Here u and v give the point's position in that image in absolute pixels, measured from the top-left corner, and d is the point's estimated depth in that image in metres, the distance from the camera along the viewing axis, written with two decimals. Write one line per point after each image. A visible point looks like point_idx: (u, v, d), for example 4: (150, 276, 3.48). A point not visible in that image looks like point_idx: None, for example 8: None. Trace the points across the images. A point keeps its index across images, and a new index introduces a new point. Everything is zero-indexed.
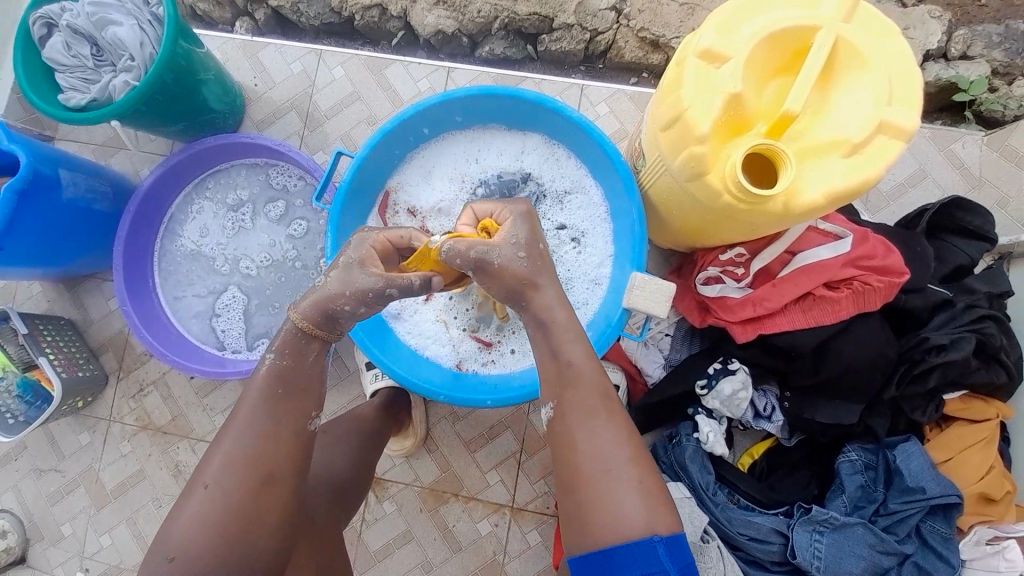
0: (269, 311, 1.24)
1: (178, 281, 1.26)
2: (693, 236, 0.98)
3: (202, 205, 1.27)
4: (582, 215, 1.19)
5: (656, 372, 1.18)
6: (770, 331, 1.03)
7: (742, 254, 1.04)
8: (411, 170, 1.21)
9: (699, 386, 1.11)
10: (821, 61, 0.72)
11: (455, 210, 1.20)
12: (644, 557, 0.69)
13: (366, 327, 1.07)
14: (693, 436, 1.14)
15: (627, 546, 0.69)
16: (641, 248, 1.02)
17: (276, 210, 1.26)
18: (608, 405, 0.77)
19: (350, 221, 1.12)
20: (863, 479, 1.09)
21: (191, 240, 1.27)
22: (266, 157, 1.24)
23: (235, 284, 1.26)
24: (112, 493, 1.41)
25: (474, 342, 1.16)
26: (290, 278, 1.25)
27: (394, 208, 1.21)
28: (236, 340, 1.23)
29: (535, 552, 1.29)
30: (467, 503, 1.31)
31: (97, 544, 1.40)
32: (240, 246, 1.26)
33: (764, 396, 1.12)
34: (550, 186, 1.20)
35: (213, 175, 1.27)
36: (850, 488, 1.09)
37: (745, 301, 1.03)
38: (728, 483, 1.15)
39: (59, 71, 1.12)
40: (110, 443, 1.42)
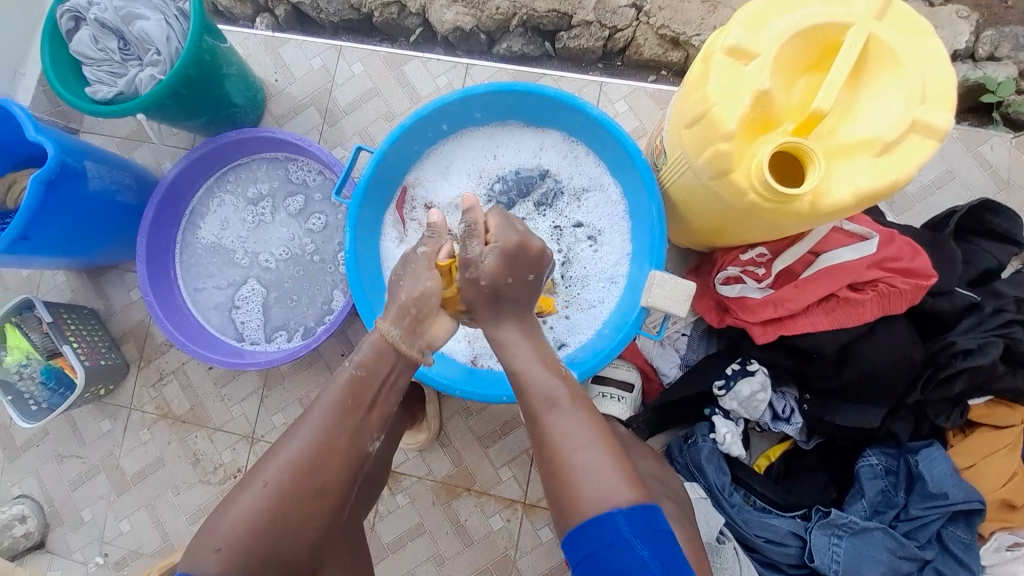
0: (288, 304, 1.25)
1: (199, 273, 1.28)
2: (714, 235, 0.97)
3: (223, 199, 1.29)
4: (600, 212, 1.18)
5: (672, 372, 1.18)
6: (791, 332, 1.01)
7: (763, 254, 1.02)
8: (430, 166, 1.21)
9: (717, 386, 1.10)
10: (852, 59, 0.71)
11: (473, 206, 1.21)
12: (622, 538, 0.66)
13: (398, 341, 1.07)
14: (709, 436, 1.13)
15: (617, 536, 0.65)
16: (660, 247, 1.01)
17: (296, 204, 1.27)
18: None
19: (369, 216, 1.13)
20: (883, 483, 1.07)
21: (212, 232, 1.28)
22: (286, 152, 1.25)
23: (254, 277, 1.27)
24: (131, 481, 1.43)
25: None
26: (308, 272, 1.26)
27: (412, 204, 1.21)
28: (255, 332, 1.25)
29: (546, 548, 1.30)
30: (480, 498, 1.32)
31: (116, 530, 1.42)
32: (259, 239, 1.28)
33: (784, 398, 1.11)
34: (568, 183, 1.20)
35: (234, 168, 1.28)
36: (870, 492, 1.07)
37: (766, 301, 1.02)
38: (745, 485, 1.13)
39: (86, 65, 1.14)
40: (130, 431, 1.44)
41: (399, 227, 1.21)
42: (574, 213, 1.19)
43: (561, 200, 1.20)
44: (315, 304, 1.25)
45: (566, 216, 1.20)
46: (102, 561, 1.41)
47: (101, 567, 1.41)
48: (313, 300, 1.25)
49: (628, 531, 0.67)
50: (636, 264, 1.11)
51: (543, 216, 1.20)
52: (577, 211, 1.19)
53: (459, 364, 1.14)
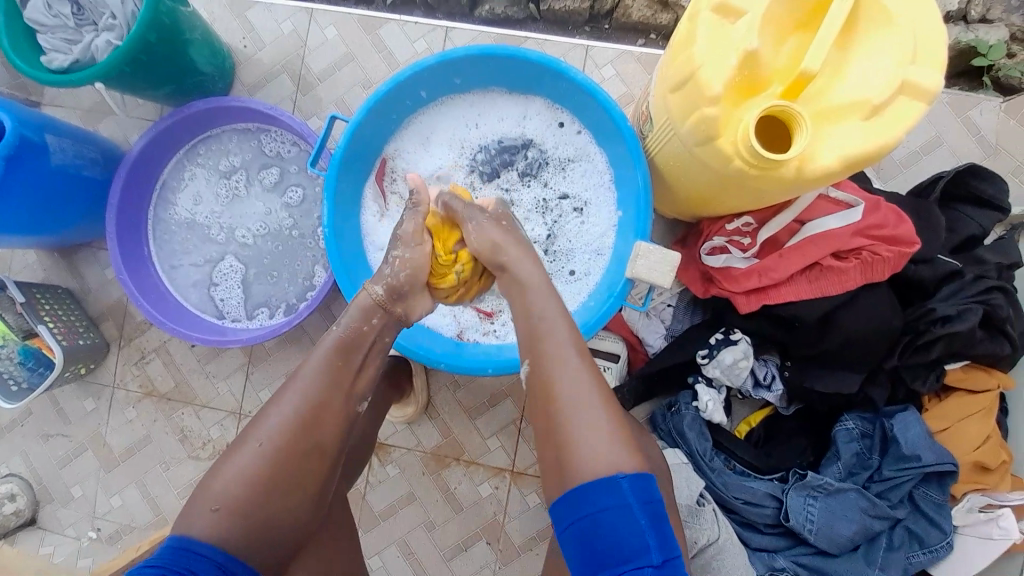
0: (268, 280, 1.22)
1: (174, 250, 1.24)
2: (700, 204, 0.96)
3: (195, 172, 1.24)
4: (585, 183, 1.16)
5: (657, 341, 1.18)
6: (774, 301, 1.02)
7: (748, 224, 1.02)
8: (409, 136, 1.17)
9: (699, 356, 1.11)
10: (843, 16, 0.68)
11: (455, 177, 1.18)
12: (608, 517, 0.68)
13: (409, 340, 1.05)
14: (691, 404, 1.15)
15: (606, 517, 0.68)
16: (645, 217, 0.99)
17: (271, 177, 1.22)
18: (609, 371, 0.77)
19: (347, 188, 1.10)
20: (859, 447, 1.11)
21: (185, 207, 1.24)
22: (258, 122, 1.20)
23: (232, 253, 1.23)
24: (120, 457, 1.43)
25: (474, 312, 1.16)
26: (287, 248, 1.23)
27: (392, 176, 1.18)
28: (235, 309, 1.22)
29: (534, 512, 1.33)
30: (468, 467, 1.34)
31: (107, 505, 1.43)
32: (235, 214, 1.23)
33: (765, 365, 1.12)
34: (552, 153, 1.17)
35: (205, 140, 1.23)
36: (846, 455, 1.10)
37: (750, 271, 1.02)
38: (725, 450, 1.17)
39: (40, 32, 1.06)
40: (115, 409, 1.43)
41: (380, 200, 1.17)
42: (558, 184, 1.17)
43: (546, 170, 1.17)
44: (296, 280, 1.22)
45: (551, 186, 1.17)
46: (95, 537, 1.43)
47: (94, 541, 1.42)
48: (293, 276, 1.22)
49: (631, 496, 0.68)
50: (622, 234, 1.09)
51: (527, 187, 1.17)
52: (562, 181, 1.17)
53: (444, 339, 1.13)
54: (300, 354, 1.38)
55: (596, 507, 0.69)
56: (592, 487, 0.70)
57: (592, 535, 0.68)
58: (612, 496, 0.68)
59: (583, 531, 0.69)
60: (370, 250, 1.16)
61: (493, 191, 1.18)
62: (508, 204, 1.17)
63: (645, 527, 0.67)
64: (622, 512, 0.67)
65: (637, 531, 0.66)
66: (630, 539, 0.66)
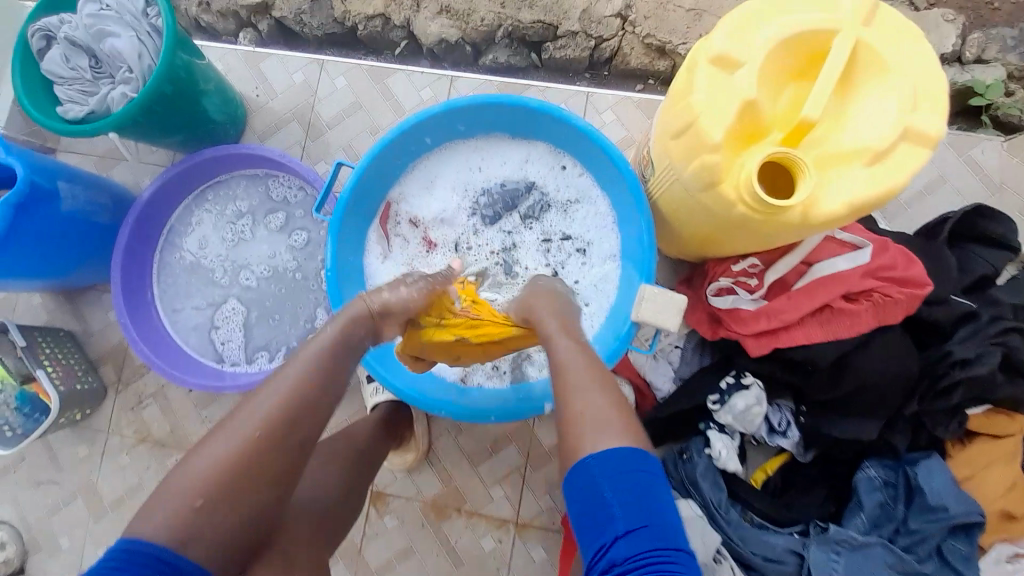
0: (269, 322, 1.20)
1: (177, 293, 1.24)
2: (703, 244, 0.96)
3: (203, 216, 1.25)
4: (587, 226, 1.16)
5: (666, 387, 1.14)
6: (784, 345, 0.99)
7: (755, 265, 1.01)
8: (413, 181, 1.19)
9: (711, 401, 1.07)
10: (840, 67, 0.69)
11: (458, 220, 1.19)
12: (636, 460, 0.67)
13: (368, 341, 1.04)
14: (704, 451, 1.10)
15: (624, 459, 0.67)
16: (650, 260, 0.98)
17: (276, 221, 1.23)
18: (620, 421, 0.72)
19: (352, 231, 1.10)
20: (882, 498, 1.06)
21: (190, 250, 1.25)
22: (266, 168, 1.22)
23: (234, 296, 1.22)
24: (108, 507, 1.38)
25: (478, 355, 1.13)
26: (292, 290, 1.21)
27: (396, 219, 1.19)
28: (236, 352, 1.20)
29: (540, 568, 1.25)
30: (470, 518, 1.27)
31: (92, 559, 1.37)
32: (238, 256, 1.23)
33: (779, 411, 1.09)
34: (555, 197, 1.18)
35: (214, 186, 1.25)
36: (869, 505, 1.05)
37: (759, 313, 1.00)
38: (741, 500, 1.10)
39: (56, 83, 1.11)
40: (106, 456, 1.39)
41: (384, 243, 1.18)
42: (561, 226, 1.17)
43: (548, 213, 1.18)
44: (297, 323, 1.20)
45: (552, 228, 1.17)
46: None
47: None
48: (294, 318, 1.20)
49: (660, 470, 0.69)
50: (628, 276, 1.08)
51: (530, 229, 1.18)
52: (565, 223, 1.17)
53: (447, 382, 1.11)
54: None
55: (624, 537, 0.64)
56: (608, 456, 0.68)
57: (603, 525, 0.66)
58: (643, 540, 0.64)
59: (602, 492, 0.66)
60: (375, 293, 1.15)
61: (496, 233, 1.19)
62: (511, 245, 1.18)
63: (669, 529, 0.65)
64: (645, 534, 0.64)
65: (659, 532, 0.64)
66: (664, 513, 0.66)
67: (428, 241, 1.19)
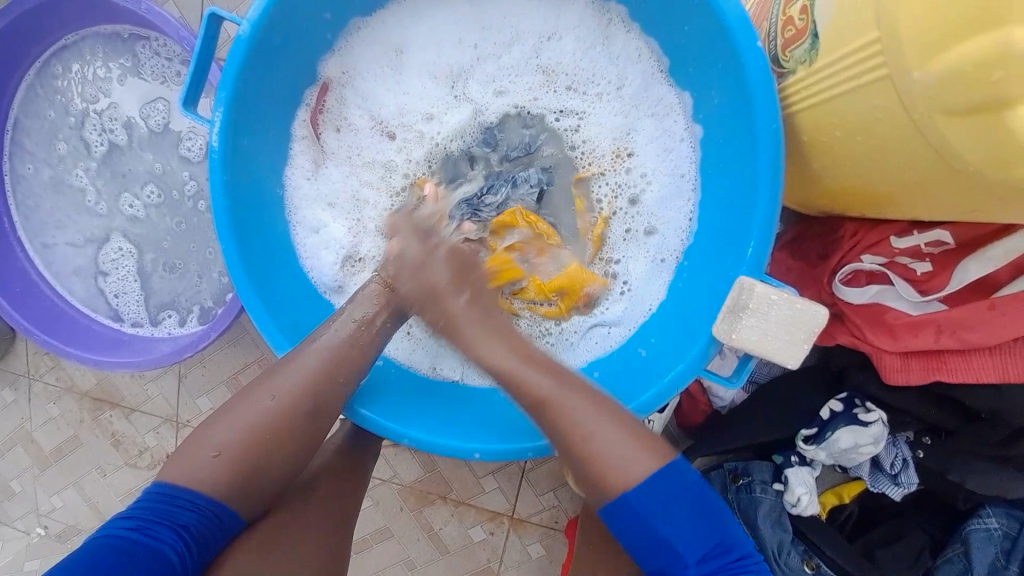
0: (172, 271, 0.86)
1: (45, 220, 0.88)
2: (863, 203, 0.55)
3: (54, 106, 0.85)
4: (641, 129, 0.70)
5: (730, 395, 0.78)
6: (953, 376, 0.61)
7: (941, 245, 0.61)
8: (364, 49, 0.72)
9: (803, 437, 0.73)
10: None
11: (440, 117, 0.74)
12: (665, 498, 0.51)
13: (286, 314, 0.66)
14: (771, 487, 0.77)
15: (661, 474, 0.51)
16: (767, 218, 0.54)
17: (158, 116, 0.83)
18: (648, 552, 0.51)
19: (258, 140, 0.66)
20: (994, 553, 0.71)
21: (47, 157, 0.86)
22: (131, 26, 0.80)
23: (120, 229, 0.86)
24: (53, 456, 1.10)
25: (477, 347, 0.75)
26: (194, 225, 0.85)
27: (331, 117, 0.73)
28: (135, 309, 0.87)
29: (537, 566, 1.01)
30: (457, 508, 1.02)
31: (50, 503, 1.11)
32: (113, 168, 0.85)
33: (894, 446, 0.73)
34: (585, 85, 0.72)
35: (60, 56, 0.84)
36: (980, 568, 0.71)
37: (922, 323, 0.61)
38: (808, 542, 0.77)
39: None
40: (35, 402, 1.09)
41: (316, 152, 0.72)
42: (594, 131, 0.73)
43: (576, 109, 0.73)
44: (210, 273, 0.85)
45: (576, 135, 0.73)
46: (42, 534, 1.11)
47: (43, 539, 1.11)
48: (205, 267, 0.85)
49: (652, 509, 0.51)
50: (712, 234, 0.64)
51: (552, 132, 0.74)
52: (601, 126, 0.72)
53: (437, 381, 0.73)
54: (239, 358, 1.01)
55: (661, 516, 0.51)
56: (654, 483, 0.51)
57: (656, 553, 0.52)
58: (672, 485, 0.51)
59: (641, 534, 0.52)
60: (300, 233, 0.72)
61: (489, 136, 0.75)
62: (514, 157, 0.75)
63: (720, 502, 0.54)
64: (698, 502, 0.52)
65: (718, 515, 0.53)
66: (675, 542, 0.51)
67: (393, 152, 0.74)
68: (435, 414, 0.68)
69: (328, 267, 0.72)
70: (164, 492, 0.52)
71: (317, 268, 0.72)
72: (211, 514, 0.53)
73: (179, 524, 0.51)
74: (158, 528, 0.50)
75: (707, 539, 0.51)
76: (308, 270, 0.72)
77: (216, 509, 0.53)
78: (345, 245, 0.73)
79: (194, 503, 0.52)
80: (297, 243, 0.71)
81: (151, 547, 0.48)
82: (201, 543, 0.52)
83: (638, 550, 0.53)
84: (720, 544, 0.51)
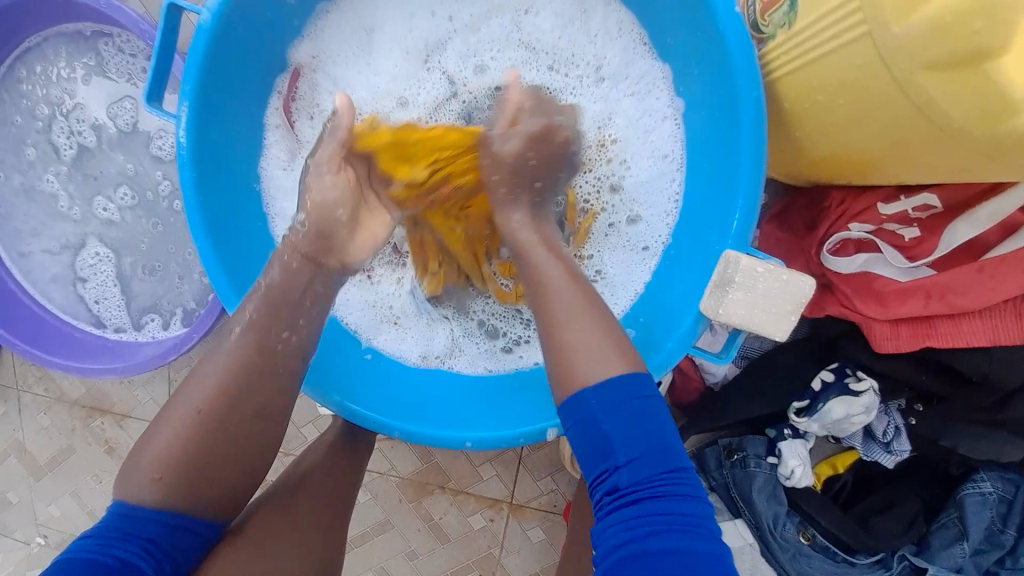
0: (152, 274, 0.84)
1: (19, 228, 0.86)
2: (849, 170, 0.54)
3: (19, 109, 0.83)
4: (626, 103, 0.68)
5: (723, 371, 0.78)
6: (943, 342, 0.61)
7: (928, 208, 0.60)
8: (332, 28, 0.69)
9: (795, 410, 0.73)
10: None
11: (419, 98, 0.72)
12: (614, 402, 0.46)
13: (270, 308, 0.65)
14: (765, 461, 0.77)
15: (618, 379, 0.46)
16: (751, 189, 0.53)
17: (127, 115, 0.81)
18: (589, 446, 0.46)
19: (230, 133, 0.64)
20: (989, 517, 0.72)
21: (15, 162, 0.84)
22: (93, 23, 0.78)
23: (96, 233, 0.84)
24: (47, 466, 1.09)
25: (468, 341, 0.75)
26: (171, 226, 0.83)
27: (304, 103, 0.70)
28: (117, 315, 0.85)
29: (538, 551, 1.02)
30: (456, 497, 1.02)
31: (48, 513, 1.10)
32: (84, 172, 0.83)
33: (887, 414, 0.72)
34: (567, 58, 0.69)
35: (22, 57, 0.81)
36: (976, 531, 0.72)
37: (912, 290, 0.60)
38: (803, 513, 0.77)
39: None
40: (25, 413, 1.08)
41: (290, 141, 0.70)
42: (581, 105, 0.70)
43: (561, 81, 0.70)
44: (190, 274, 0.84)
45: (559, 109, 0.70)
46: (43, 544, 1.11)
47: (45, 548, 1.11)
48: (185, 268, 0.84)
49: (600, 407, 0.46)
50: (698, 210, 0.63)
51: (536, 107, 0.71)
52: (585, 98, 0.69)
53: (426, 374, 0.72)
54: None
55: (605, 412, 0.45)
56: (608, 384, 0.46)
57: (592, 452, 0.46)
58: (623, 389, 0.46)
59: (588, 425, 0.46)
60: (278, 225, 0.70)
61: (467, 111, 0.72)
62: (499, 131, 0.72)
63: (674, 429, 0.47)
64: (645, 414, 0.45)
65: (673, 441, 0.46)
66: (617, 438, 0.45)
67: None
68: (425, 405, 0.67)
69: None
70: (121, 509, 0.48)
71: None
72: (183, 527, 0.50)
73: (146, 539, 0.47)
74: (123, 544, 0.46)
75: (644, 450, 0.44)
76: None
77: (186, 521, 0.50)
78: None
79: (161, 517, 0.48)
80: (275, 235, 0.70)
81: (120, 563, 0.44)
82: (174, 557, 0.48)
83: (588, 456, 0.46)
84: (668, 463, 0.44)
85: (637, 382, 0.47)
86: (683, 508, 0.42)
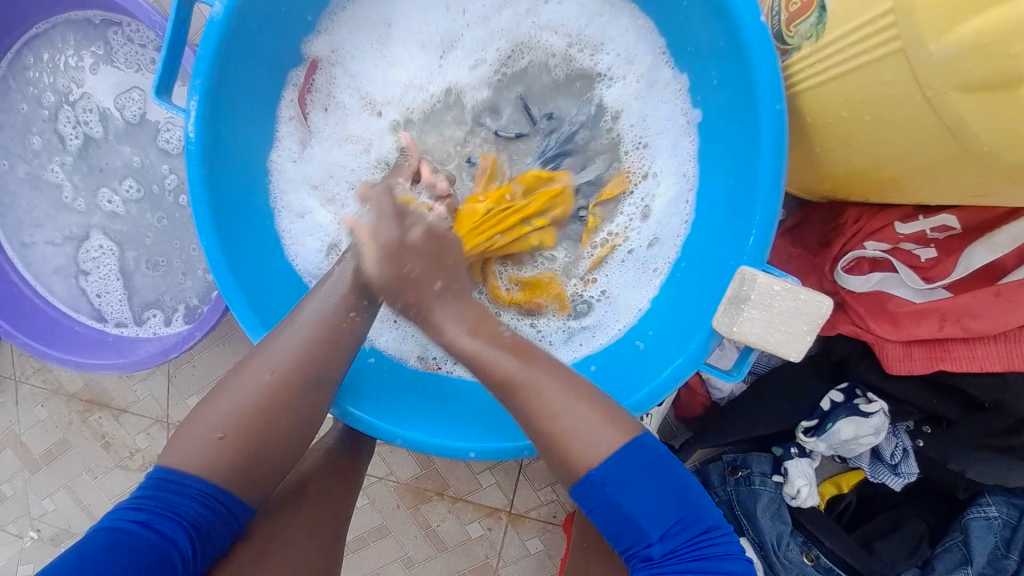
0: (156, 268, 0.83)
1: (24, 218, 0.85)
2: (868, 186, 0.53)
3: (28, 99, 0.82)
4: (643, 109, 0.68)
5: (730, 386, 0.77)
6: (957, 364, 0.60)
7: (946, 229, 0.59)
8: (355, 29, 0.69)
9: (803, 428, 0.73)
10: None
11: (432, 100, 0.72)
12: (619, 482, 0.48)
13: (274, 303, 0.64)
14: (771, 479, 0.76)
15: (626, 450, 0.49)
16: (770, 200, 0.52)
17: (134, 105, 0.80)
18: (614, 525, 0.49)
19: (239, 128, 0.63)
20: (994, 542, 0.71)
21: (21, 152, 0.83)
22: (103, 10, 0.77)
23: (100, 225, 0.83)
24: (42, 459, 1.07)
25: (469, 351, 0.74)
26: (177, 221, 0.82)
27: (320, 99, 0.70)
28: (119, 309, 0.84)
29: (536, 560, 1.00)
30: (454, 504, 1.01)
31: (40, 507, 1.08)
32: (90, 163, 0.82)
33: (894, 436, 0.72)
34: (587, 65, 0.70)
35: (33, 46, 0.81)
36: (980, 556, 0.71)
37: (926, 311, 0.60)
38: (807, 533, 0.76)
39: None
40: (22, 405, 1.07)
41: (303, 133, 0.70)
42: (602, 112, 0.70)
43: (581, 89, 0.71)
44: (195, 271, 0.83)
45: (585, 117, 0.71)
46: (34, 538, 1.09)
47: (37, 543, 1.09)
48: (189, 264, 0.83)
49: (614, 486, 0.48)
50: (711, 221, 0.62)
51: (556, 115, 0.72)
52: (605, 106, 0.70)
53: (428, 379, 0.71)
54: (229, 356, 0.99)
55: (627, 489, 0.48)
56: (614, 462, 0.48)
57: (621, 530, 0.49)
58: (636, 460, 0.48)
59: (604, 511, 0.48)
60: (284, 218, 0.69)
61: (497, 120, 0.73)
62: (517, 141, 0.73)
63: (692, 482, 0.50)
64: (665, 473, 0.49)
65: (694, 495, 0.49)
66: (638, 518, 0.47)
67: (387, 134, 0.72)
68: (429, 410, 0.66)
69: (312, 254, 0.70)
70: (172, 477, 0.50)
71: (301, 256, 0.69)
72: (217, 511, 0.50)
73: (185, 520, 0.48)
74: (165, 522, 0.47)
75: (675, 520, 0.47)
76: (292, 258, 0.69)
77: (221, 500, 0.51)
78: (331, 232, 0.70)
79: (201, 493, 0.49)
80: (281, 228, 0.68)
81: (156, 544, 0.46)
82: (207, 540, 0.50)
83: (612, 534, 0.50)
84: (695, 522, 0.48)
85: (640, 444, 0.49)
86: (721, 566, 0.46)
